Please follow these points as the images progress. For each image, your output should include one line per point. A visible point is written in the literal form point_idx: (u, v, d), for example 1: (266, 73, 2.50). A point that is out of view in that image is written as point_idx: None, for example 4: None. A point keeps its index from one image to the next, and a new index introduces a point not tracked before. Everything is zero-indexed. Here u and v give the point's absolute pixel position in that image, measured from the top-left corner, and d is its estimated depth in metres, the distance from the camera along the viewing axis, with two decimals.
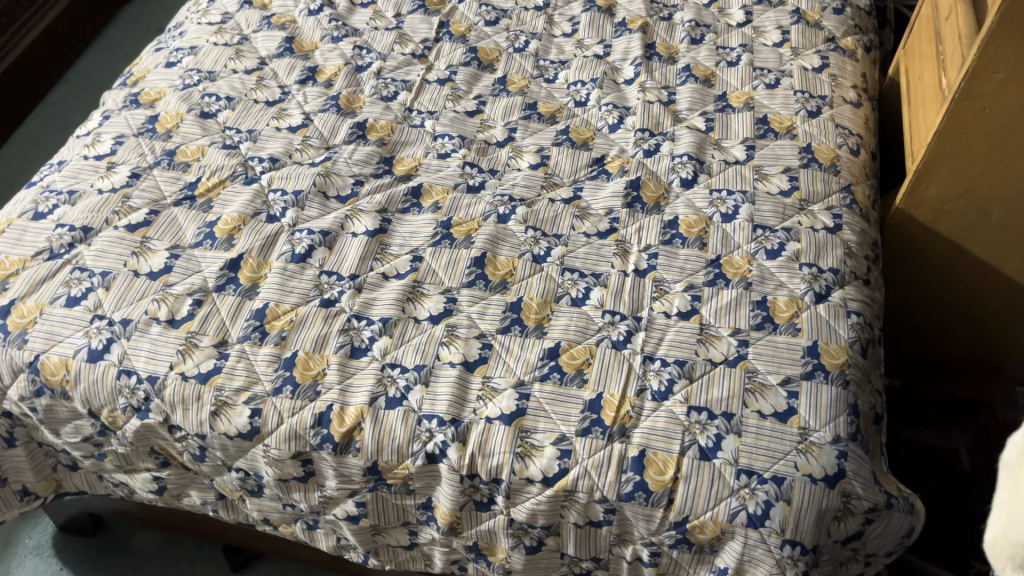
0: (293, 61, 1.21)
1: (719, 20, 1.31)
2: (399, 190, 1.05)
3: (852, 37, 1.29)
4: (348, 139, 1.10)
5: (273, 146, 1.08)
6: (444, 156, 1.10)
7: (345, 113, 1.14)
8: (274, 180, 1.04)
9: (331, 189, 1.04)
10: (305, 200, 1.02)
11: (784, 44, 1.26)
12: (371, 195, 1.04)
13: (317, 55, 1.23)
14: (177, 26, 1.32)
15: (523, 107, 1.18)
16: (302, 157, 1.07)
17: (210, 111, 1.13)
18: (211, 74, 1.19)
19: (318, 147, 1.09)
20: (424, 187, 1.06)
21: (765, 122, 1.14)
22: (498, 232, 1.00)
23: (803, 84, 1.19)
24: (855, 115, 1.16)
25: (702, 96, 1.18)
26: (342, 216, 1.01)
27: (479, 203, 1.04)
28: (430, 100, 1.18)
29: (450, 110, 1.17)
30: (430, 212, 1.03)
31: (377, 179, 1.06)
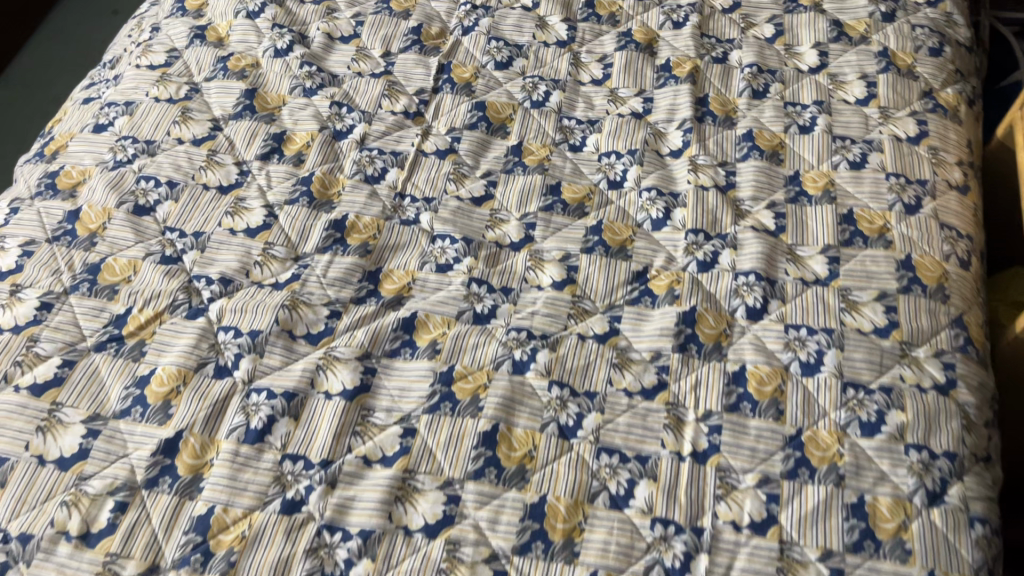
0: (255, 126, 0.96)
1: (785, 64, 1.05)
2: (385, 324, 0.82)
3: (953, 87, 1.03)
4: (322, 246, 0.87)
5: (227, 258, 0.85)
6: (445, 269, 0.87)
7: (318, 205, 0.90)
8: (225, 312, 0.81)
9: (298, 324, 0.81)
10: (264, 345, 0.79)
11: (869, 101, 1.00)
12: (351, 333, 0.81)
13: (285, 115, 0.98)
14: (114, 66, 1.06)
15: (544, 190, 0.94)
16: (263, 275, 0.84)
17: (146, 204, 0.89)
18: (149, 145, 0.94)
19: (283, 259, 0.86)
20: (418, 317, 0.82)
21: (851, 220, 0.90)
22: (513, 393, 0.77)
23: (896, 162, 0.94)
24: (963, 207, 0.92)
25: (768, 178, 0.94)
26: (310, 368, 0.78)
27: (489, 342, 0.81)
28: (426, 181, 0.94)
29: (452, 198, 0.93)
30: (426, 359, 0.80)
31: (358, 307, 0.83)
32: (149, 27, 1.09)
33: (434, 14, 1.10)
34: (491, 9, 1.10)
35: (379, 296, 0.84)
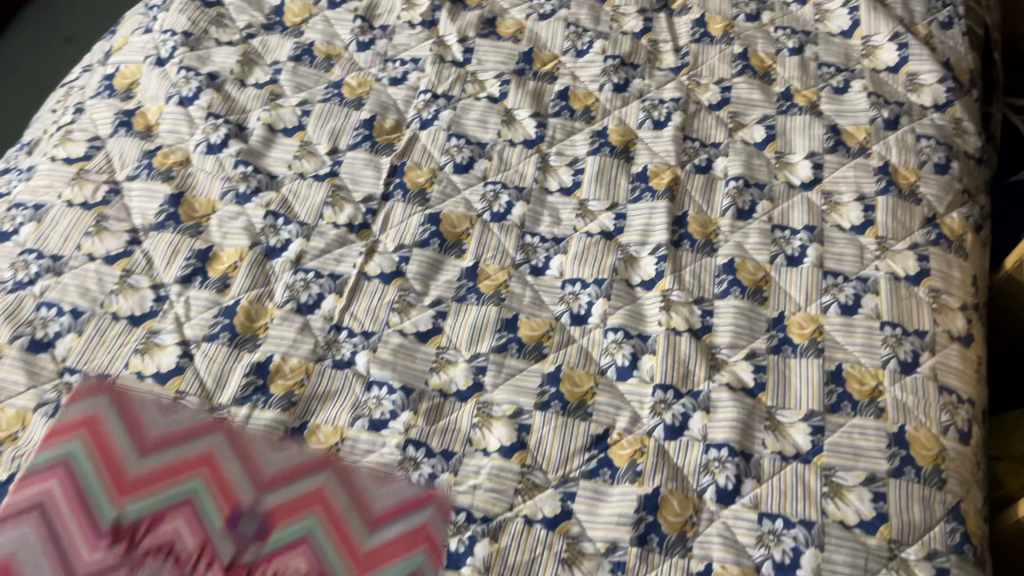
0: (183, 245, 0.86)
1: (775, 177, 0.95)
2: (304, 502, 0.73)
3: (959, 211, 0.93)
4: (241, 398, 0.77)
5: (134, 415, 0.76)
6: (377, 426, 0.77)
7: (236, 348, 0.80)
8: (121, 487, 0.72)
9: (205, 502, 0.72)
10: (163, 531, 0.70)
11: (866, 228, 0.90)
12: (265, 513, 0.72)
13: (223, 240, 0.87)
14: (30, 153, 0.96)
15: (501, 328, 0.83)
16: (167, 435, 0.75)
17: (45, 337, 0.79)
18: (55, 262, 0.84)
19: (193, 416, 0.76)
20: (339, 494, 0.74)
21: (839, 380, 0.80)
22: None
23: (893, 308, 0.84)
24: (965, 363, 0.82)
25: (750, 321, 0.84)
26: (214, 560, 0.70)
27: (417, 524, 0.72)
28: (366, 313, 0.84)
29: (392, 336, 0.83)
30: (347, 548, 0.71)
31: (273, 479, 0.74)
32: (72, 107, 0.98)
33: (390, 102, 0.99)
34: (454, 99, 0.99)
35: (301, 462, 0.75)
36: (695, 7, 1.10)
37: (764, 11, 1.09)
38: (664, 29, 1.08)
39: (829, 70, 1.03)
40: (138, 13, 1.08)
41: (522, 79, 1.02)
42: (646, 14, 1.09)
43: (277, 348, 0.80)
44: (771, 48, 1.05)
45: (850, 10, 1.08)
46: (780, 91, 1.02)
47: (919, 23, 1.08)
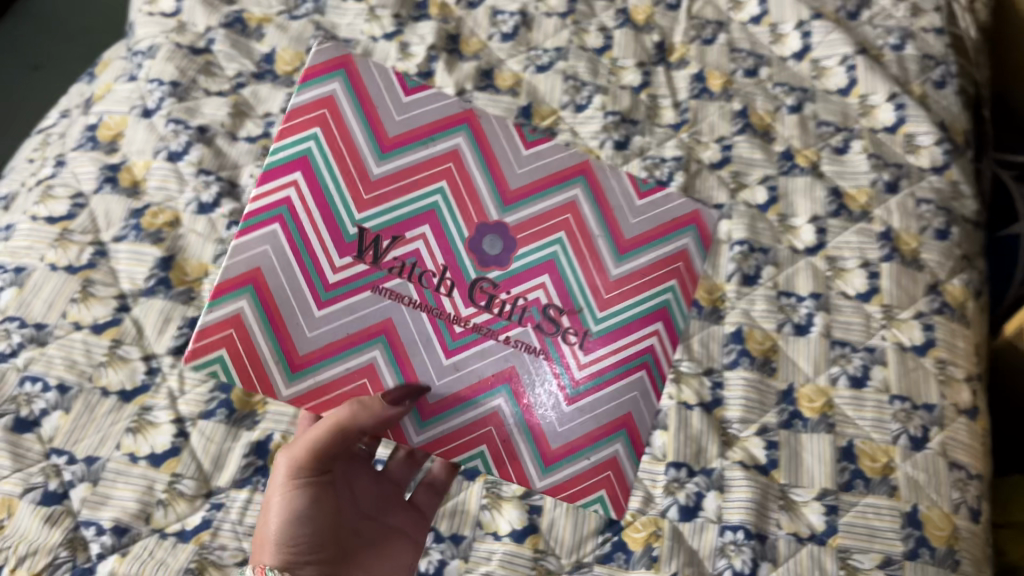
0: (310, 165, 0.76)
1: (779, 241, 0.94)
2: (496, 379, 0.73)
3: (960, 277, 0.93)
4: (419, 256, 0.74)
5: (327, 208, 0.75)
6: (541, 267, 0.76)
7: (405, 198, 0.76)
8: (291, 352, 0.73)
9: (398, 338, 0.73)
10: (354, 375, 0.73)
11: (871, 296, 0.89)
12: (464, 363, 0.74)
13: (374, 100, 0.79)
14: (9, 209, 0.91)
15: (668, 211, 0.79)
16: (346, 267, 0.74)
17: (30, 416, 0.75)
18: (38, 332, 0.80)
19: (370, 272, 0.74)
20: (531, 376, 0.74)
21: (851, 456, 0.80)
22: (631, 456, 0.75)
23: (901, 381, 0.84)
24: (973, 438, 0.82)
25: (760, 394, 0.83)
26: (416, 401, 0.73)
27: (627, 383, 0.75)
28: (537, 156, 0.80)
29: (557, 218, 0.78)
30: (543, 387, 0.74)
31: (461, 332, 0.74)
32: (53, 160, 0.94)
33: None
34: None
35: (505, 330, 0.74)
36: (693, 61, 1.08)
37: (762, 65, 1.08)
38: (663, 82, 1.06)
39: (828, 129, 1.03)
40: (122, 58, 1.05)
41: None
42: (644, 67, 1.07)
43: (446, 200, 0.77)
44: (770, 105, 1.04)
45: (846, 67, 1.07)
46: (781, 150, 1.01)
47: (914, 80, 1.08)
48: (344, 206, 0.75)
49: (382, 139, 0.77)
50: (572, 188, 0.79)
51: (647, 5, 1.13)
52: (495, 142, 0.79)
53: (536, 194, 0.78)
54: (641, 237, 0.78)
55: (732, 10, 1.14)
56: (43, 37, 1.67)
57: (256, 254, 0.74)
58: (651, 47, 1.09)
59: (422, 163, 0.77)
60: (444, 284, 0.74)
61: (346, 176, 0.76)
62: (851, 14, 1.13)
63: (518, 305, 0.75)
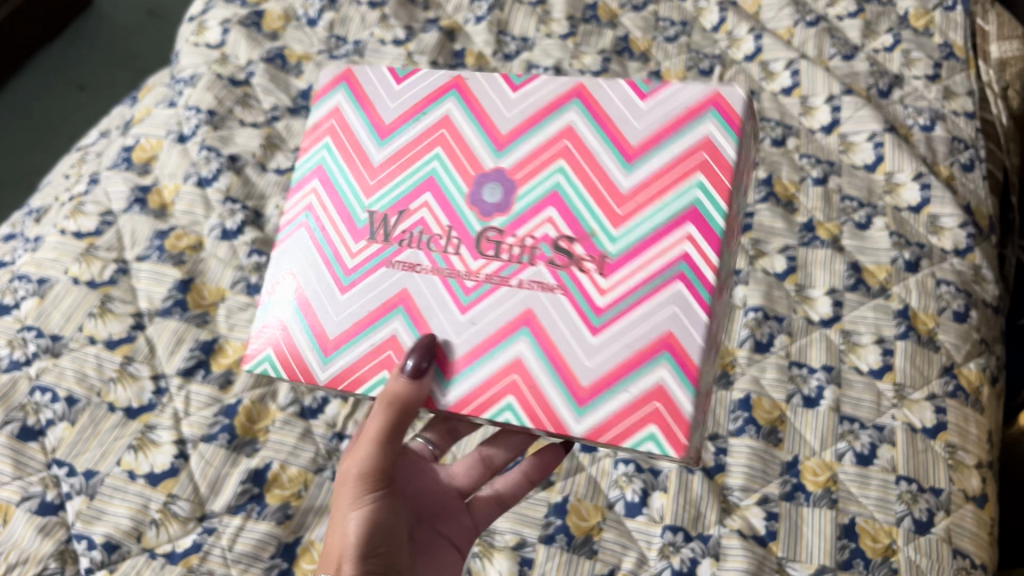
0: (561, 198, 0.62)
1: (795, 310, 0.93)
2: (509, 326, 0.61)
3: (977, 360, 0.92)
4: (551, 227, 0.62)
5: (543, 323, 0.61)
6: (545, 202, 0.63)
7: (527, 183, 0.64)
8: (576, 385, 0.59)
9: (409, 333, 0.64)
10: (381, 349, 0.65)
11: (884, 373, 0.89)
12: (481, 316, 0.62)
13: (482, 100, 0.67)
14: (41, 223, 0.94)
15: (540, 98, 0.66)
16: (367, 267, 0.67)
17: (37, 425, 0.76)
18: (53, 344, 0.81)
19: (503, 268, 0.62)
20: (550, 313, 0.61)
21: (852, 535, 0.78)
22: (540, 356, 0.60)
23: (909, 462, 0.83)
24: (980, 526, 0.81)
25: (763, 465, 0.82)
26: (438, 362, 0.62)
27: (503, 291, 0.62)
28: (525, 99, 0.66)
29: (553, 150, 0.64)
30: (564, 322, 0.60)
31: (472, 286, 0.63)
32: (87, 178, 0.97)
33: None
34: None
35: (500, 324, 0.62)
36: None
37: (790, 136, 1.09)
38: None
39: (851, 204, 1.03)
40: (164, 85, 1.08)
41: None
42: None
43: (569, 177, 0.63)
44: (795, 175, 1.05)
45: (874, 143, 1.07)
46: (803, 221, 1.01)
47: (942, 161, 1.08)
48: (353, 191, 0.69)
49: (378, 125, 0.70)
50: (567, 114, 0.64)
51: (680, 70, 1.15)
52: (484, 95, 0.67)
53: (529, 131, 0.65)
54: (652, 139, 0.61)
55: (765, 79, 1.15)
56: (92, 61, 1.73)
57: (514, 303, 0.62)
58: None
59: (535, 150, 0.65)
60: (451, 242, 0.65)
61: (350, 163, 0.70)
62: (883, 92, 1.13)
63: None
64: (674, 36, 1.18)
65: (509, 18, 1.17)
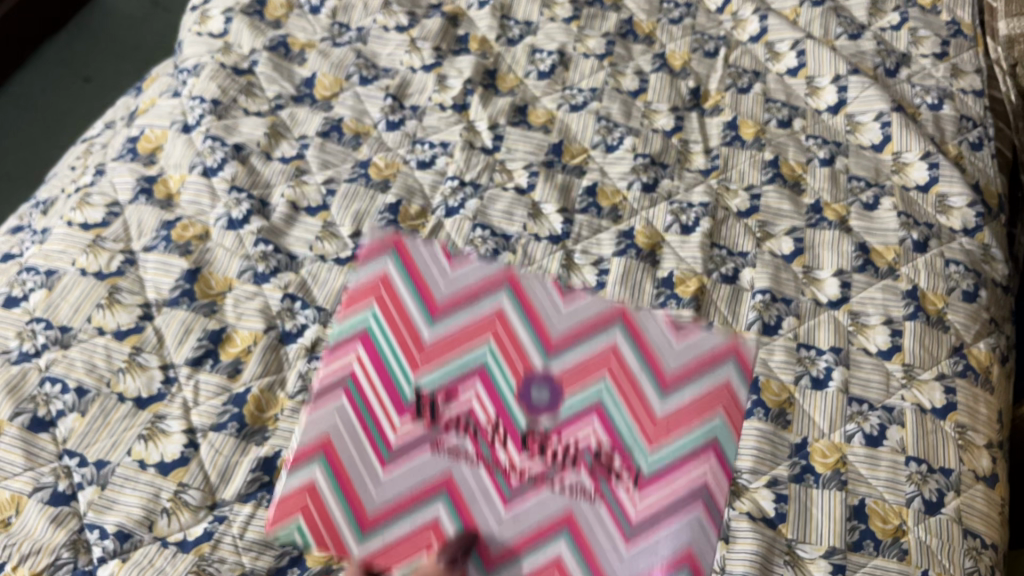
0: (606, 411, 0.56)
1: (802, 292, 0.93)
2: (547, 524, 0.55)
3: (986, 340, 0.92)
4: (593, 435, 0.55)
5: (580, 531, 0.55)
6: (590, 409, 0.56)
7: (569, 386, 0.57)
8: None
9: (456, 522, 0.56)
10: (422, 533, 0.56)
11: (893, 354, 0.88)
12: (523, 513, 0.55)
13: (535, 308, 0.59)
14: (47, 215, 0.95)
15: (580, 312, 0.59)
16: (410, 445, 0.57)
17: (47, 416, 0.77)
18: (62, 335, 0.81)
19: (542, 468, 0.55)
20: (596, 514, 0.55)
21: (862, 516, 0.78)
22: (580, 563, 0.54)
23: (919, 443, 0.82)
24: (989, 505, 0.81)
25: (772, 447, 0.82)
26: (477, 550, 0.55)
27: (535, 497, 0.55)
28: (570, 313, 0.59)
29: (598, 363, 0.57)
30: (603, 529, 0.54)
31: (516, 481, 0.56)
32: (92, 169, 0.97)
33: (415, 186, 0.97)
34: (482, 188, 0.98)
35: (539, 519, 0.55)
36: (727, 108, 1.09)
37: (796, 117, 1.08)
38: (696, 128, 1.07)
39: (858, 184, 1.02)
40: (168, 75, 1.08)
41: (551, 171, 1.00)
42: (677, 112, 1.08)
43: (614, 396, 0.56)
44: (802, 156, 1.04)
45: (881, 123, 1.06)
46: (810, 202, 1.00)
47: (950, 140, 1.07)
48: (399, 367, 0.59)
49: (430, 302, 0.60)
50: (610, 333, 0.58)
51: (684, 52, 1.14)
52: (535, 295, 0.59)
53: (577, 340, 0.58)
54: (686, 370, 0.56)
55: (770, 60, 1.14)
56: (97, 53, 1.73)
57: (559, 496, 0.55)
58: (686, 93, 1.10)
59: (581, 360, 0.57)
60: (497, 434, 0.56)
61: (397, 334, 0.59)
62: (890, 71, 1.12)
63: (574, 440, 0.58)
64: (678, 18, 1.18)
65: (512, 3, 1.17)
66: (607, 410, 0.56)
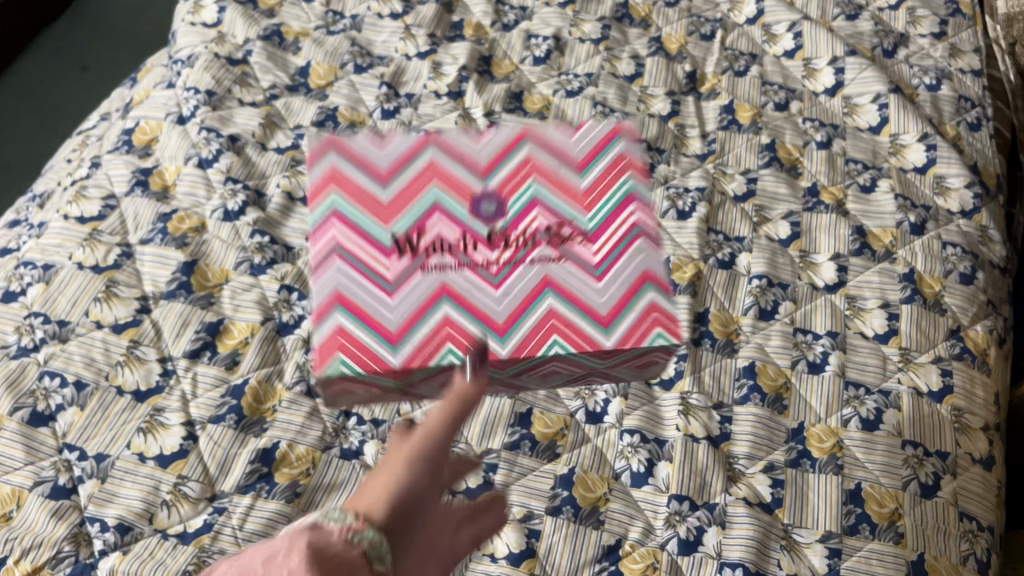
0: (546, 206, 0.64)
1: (799, 277, 0.93)
2: (531, 292, 0.61)
3: (984, 323, 0.92)
4: (540, 214, 0.64)
5: (563, 287, 0.62)
6: (532, 205, 0.64)
7: (509, 196, 0.65)
8: (593, 314, 0.61)
9: (466, 316, 0.60)
10: (439, 332, 0.59)
11: (889, 338, 0.88)
12: (515, 286, 0.61)
13: (456, 145, 0.68)
14: (44, 208, 0.95)
15: (496, 139, 0.68)
16: (405, 274, 0.61)
17: (47, 410, 0.77)
18: (60, 329, 0.82)
19: (514, 257, 0.62)
20: (567, 300, 0.62)
21: (858, 500, 0.78)
22: (574, 310, 0.61)
23: (915, 426, 0.83)
24: (986, 488, 0.81)
25: (768, 433, 0.82)
26: (484, 331, 0.60)
27: (517, 279, 0.61)
28: (489, 144, 0.68)
29: (521, 175, 0.66)
30: (578, 282, 0.62)
31: (505, 276, 0.61)
32: (88, 162, 0.97)
33: None
34: None
35: (522, 292, 0.61)
36: (723, 92, 1.08)
37: (793, 99, 1.08)
38: (692, 112, 1.06)
39: (855, 167, 1.02)
40: (163, 65, 1.08)
41: None
42: (673, 97, 1.08)
43: (545, 189, 0.65)
44: (799, 140, 1.04)
45: (879, 105, 1.06)
46: (807, 186, 1.00)
47: (948, 121, 1.06)
48: (368, 222, 0.64)
49: (376, 173, 0.66)
50: (523, 149, 0.68)
51: (681, 35, 1.14)
52: (456, 142, 0.68)
53: (504, 157, 0.67)
54: (594, 156, 0.68)
55: (767, 42, 1.14)
56: (94, 42, 1.72)
57: (534, 274, 0.62)
58: (683, 77, 1.09)
59: (512, 169, 0.67)
60: (463, 242, 0.62)
61: (359, 206, 0.64)
62: (887, 52, 1.12)
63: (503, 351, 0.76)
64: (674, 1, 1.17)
65: None
66: (535, 175, 0.66)
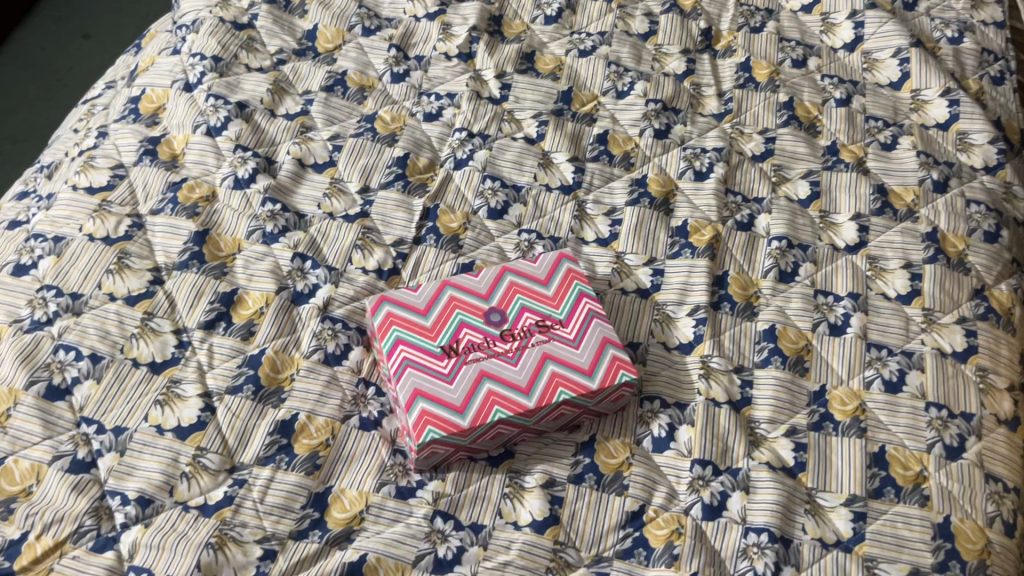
0: (533, 310, 0.80)
1: (819, 238, 0.91)
2: (536, 369, 0.77)
3: (1008, 282, 0.90)
4: (529, 315, 0.80)
5: (557, 375, 0.77)
6: (524, 341, 0.79)
7: (506, 309, 0.80)
8: (583, 388, 0.76)
9: (505, 389, 0.76)
10: (487, 405, 0.74)
11: (912, 298, 0.87)
12: (536, 388, 0.76)
13: (457, 295, 0.81)
14: (51, 180, 0.93)
15: (484, 279, 0.82)
16: (457, 371, 0.76)
17: (63, 384, 0.77)
18: (73, 302, 0.81)
19: (522, 364, 0.77)
20: (561, 362, 0.78)
21: (883, 463, 0.77)
22: (570, 372, 0.77)
23: (938, 388, 0.82)
24: (1011, 449, 0.80)
25: (790, 396, 0.81)
26: (519, 408, 0.75)
27: (529, 368, 0.77)
28: (485, 281, 0.82)
29: (507, 291, 0.82)
30: (568, 370, 0.77)
31: (527, 385, 0.76)
32: (95, 131, 0.96)
33: (423, 139, 0.96)
34: (490, 139, 0.96)
35: (531, 371, 0.77)
36: (740, 49, 1.06)
37: (811, 56, 1.05)
38: (708, 71, 1.04)
39: (876, 124, 0.99)
40: (167, 31, 1.06)
41: (561, 120, 0.98)
42: (688, 55, 1.05)
43: (529, 299, 0.81)
44: (817, 97, 1.01)
45: (899, 60, 1.03)
46: (826, 144, 0.98)
47: (970, 75, 1.04)
48: (423, 340, 0.78)
49: (424, 333, 0.78)
50: (506, 278, 0.82)
51: None
52: (459, 289, 0.81)
53: (499, 290, 0.82)
54: (562, 284, 0.82)
55: None
56: (96, 11, 1.70)
57: (536, 372, 0.77)
58: (698, 34, 1.07)
59: (501, 294, 0.81)
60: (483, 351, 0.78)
61: (410, 334, 0.78)
62: (907, 5, 1.09)
63: (531, 328, 0.79)
64: None
65: None
66: (522, 300, 0.81)
